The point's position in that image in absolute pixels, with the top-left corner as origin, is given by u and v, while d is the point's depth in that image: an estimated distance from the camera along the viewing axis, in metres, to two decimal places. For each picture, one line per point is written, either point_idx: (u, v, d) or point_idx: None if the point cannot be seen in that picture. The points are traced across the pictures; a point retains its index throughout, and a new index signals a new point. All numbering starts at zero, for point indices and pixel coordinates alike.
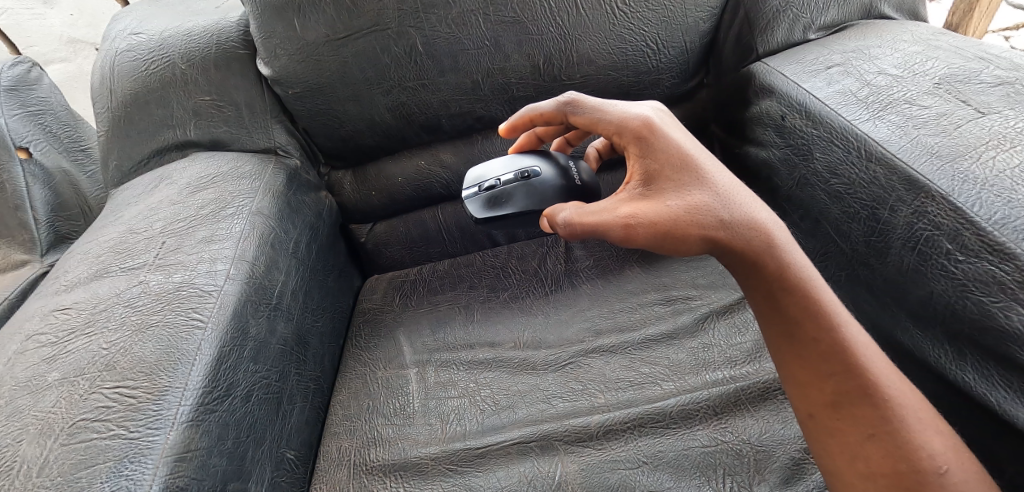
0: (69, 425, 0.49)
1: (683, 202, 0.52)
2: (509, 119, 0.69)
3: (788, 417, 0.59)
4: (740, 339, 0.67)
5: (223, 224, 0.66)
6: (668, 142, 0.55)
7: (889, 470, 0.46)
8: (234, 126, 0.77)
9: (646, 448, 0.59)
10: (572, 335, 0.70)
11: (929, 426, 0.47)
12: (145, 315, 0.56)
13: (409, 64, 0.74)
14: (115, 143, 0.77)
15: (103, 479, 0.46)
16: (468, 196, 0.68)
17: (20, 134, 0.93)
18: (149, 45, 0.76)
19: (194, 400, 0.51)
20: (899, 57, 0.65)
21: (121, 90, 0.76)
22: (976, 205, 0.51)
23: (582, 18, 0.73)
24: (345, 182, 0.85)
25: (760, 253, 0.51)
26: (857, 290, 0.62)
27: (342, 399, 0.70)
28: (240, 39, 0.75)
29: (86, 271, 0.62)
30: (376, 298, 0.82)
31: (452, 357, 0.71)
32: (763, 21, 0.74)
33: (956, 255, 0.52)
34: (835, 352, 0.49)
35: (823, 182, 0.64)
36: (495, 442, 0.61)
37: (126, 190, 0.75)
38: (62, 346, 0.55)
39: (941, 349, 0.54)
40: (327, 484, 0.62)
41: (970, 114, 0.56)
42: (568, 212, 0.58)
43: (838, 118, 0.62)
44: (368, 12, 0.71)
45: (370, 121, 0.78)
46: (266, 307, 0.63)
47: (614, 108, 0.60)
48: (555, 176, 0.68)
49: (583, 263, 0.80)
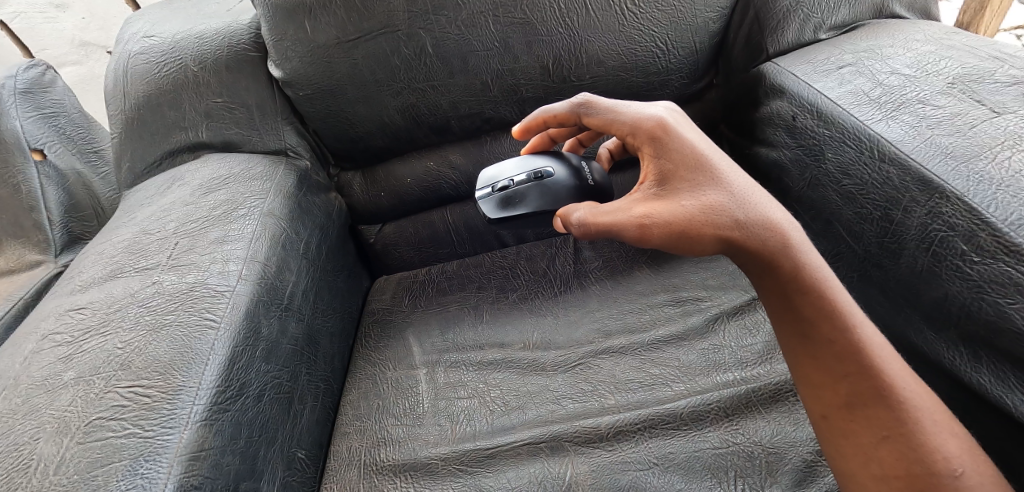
0: (85, 424, 0.49)
1: (697, 201, 0.52)
2: (523, 120, 0.69)
3: (800, 418, 0.59)
4: (750, 341, 0.66)
5: (235, 225, 0.66)
6: (682, 142, 0.55)
7: (902, 472, 0.46)
8: (245, 128, 0.77)
9: (656, 450, 0.59)
10: (582, 337, 0.70)
11: (945, 428, 0.47)
12: (158, 315, 0.57)
13: (418, 65, 0.74)
14: (128, 145, 0.78)
15: (118, 478, 0.46)
16: (480, 197, 0.68)
17: (35, 136, 0.94)
18: (161, 48, 0.77)
19: (207, 400, 0.52)
20: (912, 56, 0.65)
21: (134, 92, 0.76)
22: (992, 205, 0.50)
23: (591, 19, 0.73)
24: (354, 183, 0.85)
25: (775, 253, 0.51)
26: (869, 291, 0.62)
27: (351, 399, 0.70)
28: (252, 41, 0.76)
29: (101, 271, 0.62)
30: (386, 298, 0.83)
31: (461, 358, 0.71)
32: (773, 21, 0.73)
33: (971, 257, 0.51)
34: (849, 353, 0.49)
35: (835, 183, 0.64)
36: (505, 443, 0.61)
37: (139, 192, 0.75)
38: (77, 346, 0.55)
39: (956, 351, 0.53)
40: (338, 484, 0.62)
41: (985, 114, 0.56)
42: (582, 212, 0.58)
43: (849, 118, 0.62)
44: (378, 14, 0.71)
45: (380, 122, 0.78)
46: (277, 307, 0.63)
47: (627, 108, 0.60)
48: (568, 176, 0.68)
49: (592, 264, 0.80)
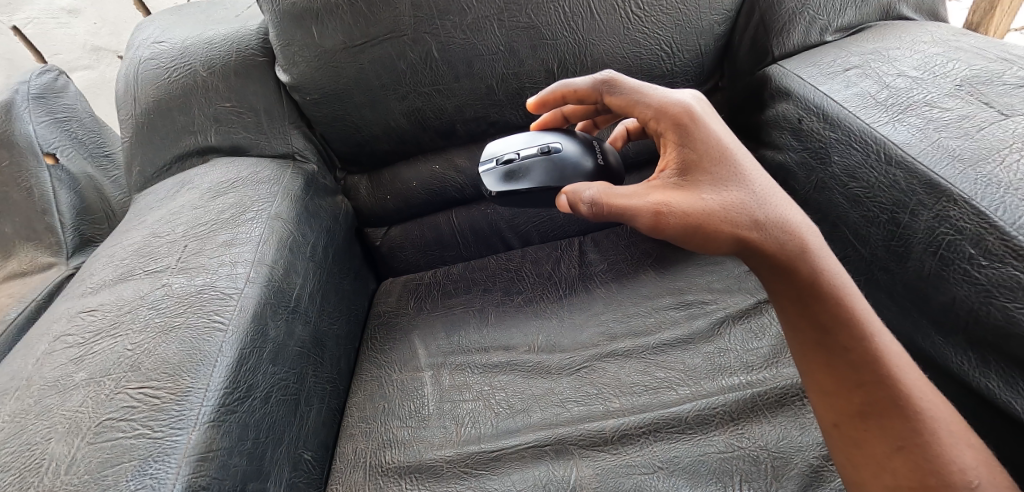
0: (95, 425, 0.50)
1: (718, 197, 0.52)
2: (540, 93, 0.68)
3: (806, 423, 0.59)
4: (756, 344, 0.66)
5: (243, 228, 0.67)
6: (706, 134, 0.55)
7: (916, 483, 0.46)
8: (254, 133, 0.78)
9: (661, 454, 0.59)
10: (587, 340, 0.70)
11: (962, 440, 0.47)
12: (168, 318, 0.57)
13: (424, 70, 0.75)
14: (138, 148, 0.79)
15: (127, 478, 0.47)
16: (484, 169, 0.68)
17: (48, 141, 0.96)
18: (171, 53, 0.78)
19: (215, 401, 0.52)
20: (919, 59, 0.64)
21: (145, 97, 0.77)
22: (1000, 209, 0.50)
23: (596, 22, 0.73)
24: (360, 186, 0.86)
25: (794, 257, 0.50)
26: (877, 295, 0.61)
27: (358, 401, 0.71)
28: (259, 46, 0.77)
29: (112, 274, 0.63)
30: (391, 301, 0.83)
31: (466, 360, 0.71)
32: (779, 23, 0.73)
33: (979, 261, 0.51)
34: (867, 359, 0.49)
35: (842, 186, 0.63)
36: (509, 446, 0.61)
37: (150, 195, 0.76)
38: (88, 347, 0.56)
39: (964, 356, 0.53)
40: (344, 485, 0.63)
41: (993, 116, 0.56)
42: (593, 190, 0.58)
43: (856, 121, 0.62)
44: (384, 19, 0.72)
45: (386, 127, 0.79)
46: (285, 310, 0.64)
47: (654, 91, 0.59)
48: (578, 153, 0.68)
49: (597, 267, 0.80)
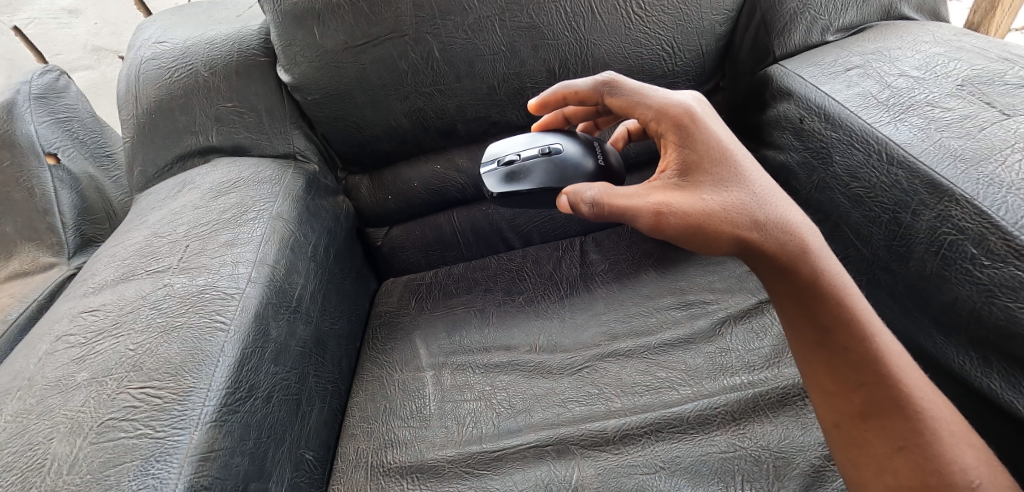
0: (97, 425, 0.50)
1: (719, 198, 0.52)
2: (541, 94, 0.68)
3: (808, 423, 0.59)
4: (758, 344, 0.66)
5: (245, 228, 0.67)
6: (706, 134, 0.55)
7: (917, 483, 0.46)
8: (255, 133, 0.78)
9: (662, 454, 0.59)
10: (589, 340, 0.70)
11: (963, 440, 0.47)
12: (169, 318, 0.57)
13: (426, 70, 0.75)
14: (139, 148, 0.79)
15: (129, 477, 0.47)
16: (485, 171, 0.68)
17: (48, 141, 0.96)
18: (173, 53, 0.78)
19: (217, 401, 0.52)
20: (920, 58, 0.64)
21: (146, 97, 0.77)
22: (1001, 208, 0.50)
23: (597, 22, 0.73)
24: (361, 186, 0.86)
25: (794, 257, 0.50)
26: (878, 295, 0.61)
27: (359, 400, 0.71)
28: (261, 46, 0.77)
29: (114, 274, 0.63)
30: (393, 301, 0.83)
31: (468, 360, 0.71)
32: (780, 23, 0.73)
33: (981, 260, 0.51)
34: (867, 360, 0.48)
35: (843, 186, 0.63)
36: (511, 446, 0.61)
37: (152, 195, 0.76)
38: (90, 347, 0.56)
39: (966, 356, 0.53)
40: (346, 485, 0.63)
41: (994, 116, 0.56)
42: (594, 190, 0.57)
43: (857, 121, 0.62)
44: (385, 19, 0.72)
45: (387, 127, 0.79)
46: (286, 310, 0.64)
47: (655, 92, 0.59)
48: (578, 154, 0.68)
49: (598, 267, 0.80)
